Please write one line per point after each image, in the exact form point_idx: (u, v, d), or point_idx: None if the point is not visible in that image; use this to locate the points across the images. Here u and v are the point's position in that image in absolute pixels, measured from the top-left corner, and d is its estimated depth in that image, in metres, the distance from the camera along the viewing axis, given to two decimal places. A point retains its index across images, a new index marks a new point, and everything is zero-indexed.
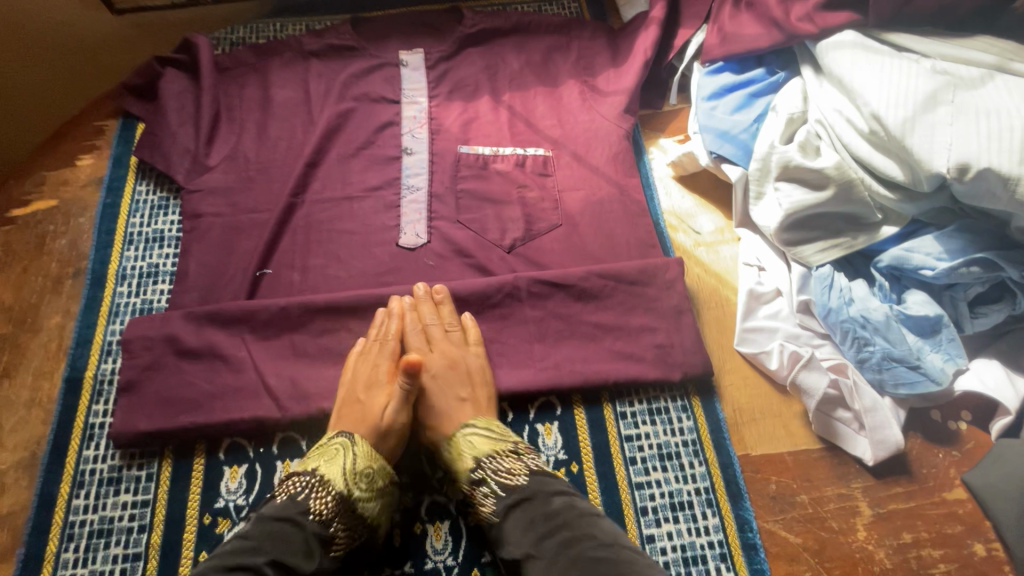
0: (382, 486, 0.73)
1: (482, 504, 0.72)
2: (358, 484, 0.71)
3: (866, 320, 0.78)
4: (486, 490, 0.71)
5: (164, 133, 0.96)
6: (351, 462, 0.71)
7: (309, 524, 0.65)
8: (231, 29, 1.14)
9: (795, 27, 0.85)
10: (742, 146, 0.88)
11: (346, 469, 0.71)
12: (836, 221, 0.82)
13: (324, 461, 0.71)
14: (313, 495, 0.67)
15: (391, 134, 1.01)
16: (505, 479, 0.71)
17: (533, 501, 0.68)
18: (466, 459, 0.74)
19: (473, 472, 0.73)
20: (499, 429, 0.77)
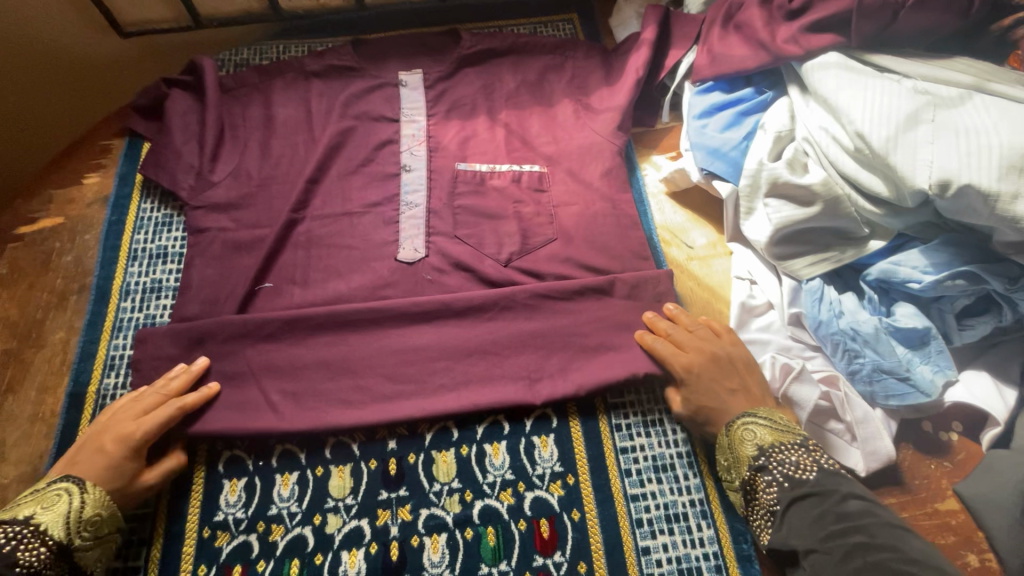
0: (109, 531, 0.72)
1: (762, 492, 0.73)
2: (80, 532, 0.69)
3: (855, 332, 0.79)
4: (770, 480, 0.72)
5: (168, 151, 0.98)
6: (75, 512, 0.69)
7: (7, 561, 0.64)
8: (235, 51, 1.17)
9: (782, 48, 0.87)
10: (732, 163, 0.91)
11: (67, 515, 0.69)
12: (825, 235, 0.84)
13: (45, 509, 0.69)
14: (21, 546, 0.66)
15: (390, 151, 1.04)
16: (792, 472, 0.71)
17: (812, 498, 0.69)
18: (748, 448, 0.75)
19: (760, 458, 0.73)
20: (781, 419, 0.76)
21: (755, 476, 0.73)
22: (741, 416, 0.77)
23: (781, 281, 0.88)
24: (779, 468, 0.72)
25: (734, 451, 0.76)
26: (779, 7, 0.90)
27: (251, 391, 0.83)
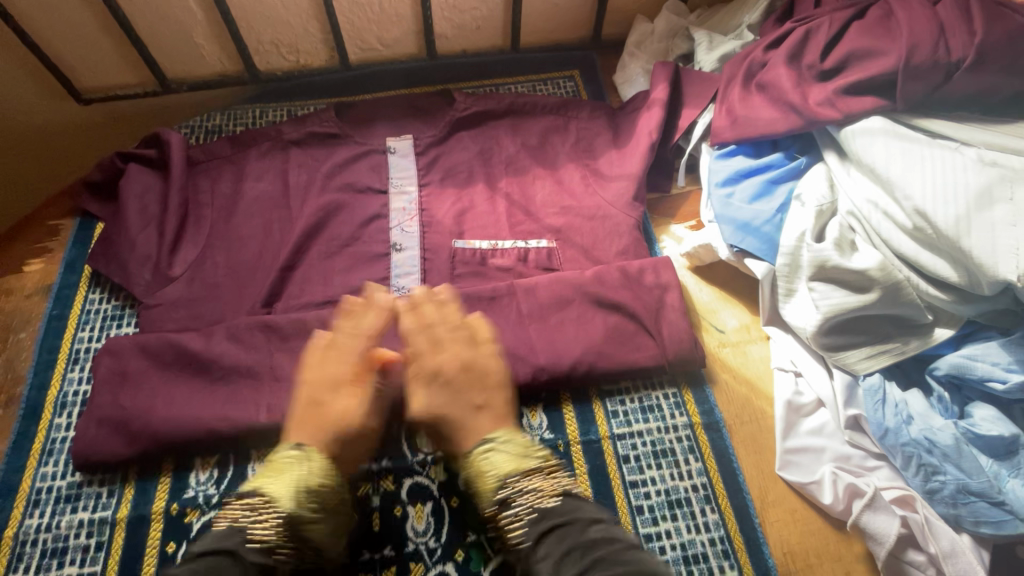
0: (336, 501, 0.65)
1: (508, 528, 0.61)
2: None
3: (931, 444, 0.67)
4: (514, 511, 0.62)
5: (123, 239, 0.87)
6: (304, 478, 0.63)
7: None
8: (207, 116, 1.07)
9: (815, 113, 0.77)
10: (766, 239, 0.80)
11: (298, 482, 0.63)
12: (882, 324, 0.73)
13: (273, 476, 0.64)
14: (254, 522, 0.59)
15: (378, 228, 0.93)
16: (535, 500, 0.62)
17: (578, 530, 0.58)
18: (490, 479, 0.64)
19: (505, 483, 0.63)
20: (524, 442, 0.67)
21: (497, 509, 0.62)
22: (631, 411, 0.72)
23: (832, 375, 0.76)
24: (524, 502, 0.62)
25: (476, 461, 0.66)
26: (809, 67, 0.80)
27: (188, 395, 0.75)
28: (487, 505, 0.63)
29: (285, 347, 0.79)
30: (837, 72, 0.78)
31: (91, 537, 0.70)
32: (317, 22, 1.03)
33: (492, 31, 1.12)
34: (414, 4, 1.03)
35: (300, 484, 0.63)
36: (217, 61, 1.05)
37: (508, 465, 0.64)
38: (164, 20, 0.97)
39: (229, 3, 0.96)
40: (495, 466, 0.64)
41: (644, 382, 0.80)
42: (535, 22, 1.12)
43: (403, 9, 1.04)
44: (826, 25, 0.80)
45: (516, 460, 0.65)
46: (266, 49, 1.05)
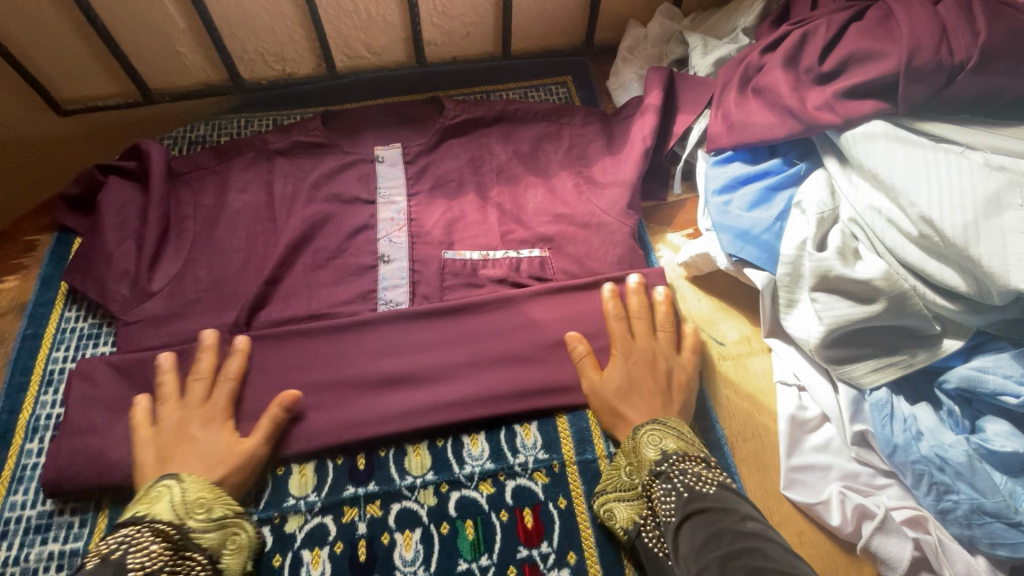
0: (225, 513, 0.65)
1: (659, 503, 0.65)
2: (191, 515, 0.63)
3: (943, 462, 0.64)
4: (665, 489, 0.65)
5: (100, 255, 0.83)
6: (179, 497, 0.63)
7: None
8: (190, 127, 1.04)
9: (814, 117, 0.75)
10: (766, 248, 0.77)
11: (175, 506, 0.63)
12: (889, 336, 0.70)
13: (144, 505, 0.63)
14: (130, 548, 0.58)
15: (365, 239, 0.90)
16: (692, 483, 0.64)
17: (709, 513, 0.59)
18: (649, 452, 0.69)
19: (661, 465, 0.67)
20: (687, 433, 0.70)
21: (652, 483, 0.66)
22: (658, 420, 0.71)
23: (836, 389, 0.73)
24: (142, 550, 0.58)
25: (630, 450, 0.70)
26: (807, 70, 0.77)
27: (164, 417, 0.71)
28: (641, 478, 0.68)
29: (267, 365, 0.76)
30: (835, 75, 0.76)
31: (61, 570, 0.67)
32: (303, 29, 1.00)
33: (483, 37, 1.09)
34: (401, 11, 1.01)
35: (171, 509, 0.63)
36: (201, 70, 1.03)
37: (650, 451, 0.69)
38: (145, 29, 0.94)
39: (211, 11, 0.94)
40: (155, 504, 0.63)
41: None
42: (526, 28, 1.09)
43: (391, 16, 1.02)
44: (824, 27, 0.78)
45: (654, 443, 0.69)
46: (250, 58, 1.03)
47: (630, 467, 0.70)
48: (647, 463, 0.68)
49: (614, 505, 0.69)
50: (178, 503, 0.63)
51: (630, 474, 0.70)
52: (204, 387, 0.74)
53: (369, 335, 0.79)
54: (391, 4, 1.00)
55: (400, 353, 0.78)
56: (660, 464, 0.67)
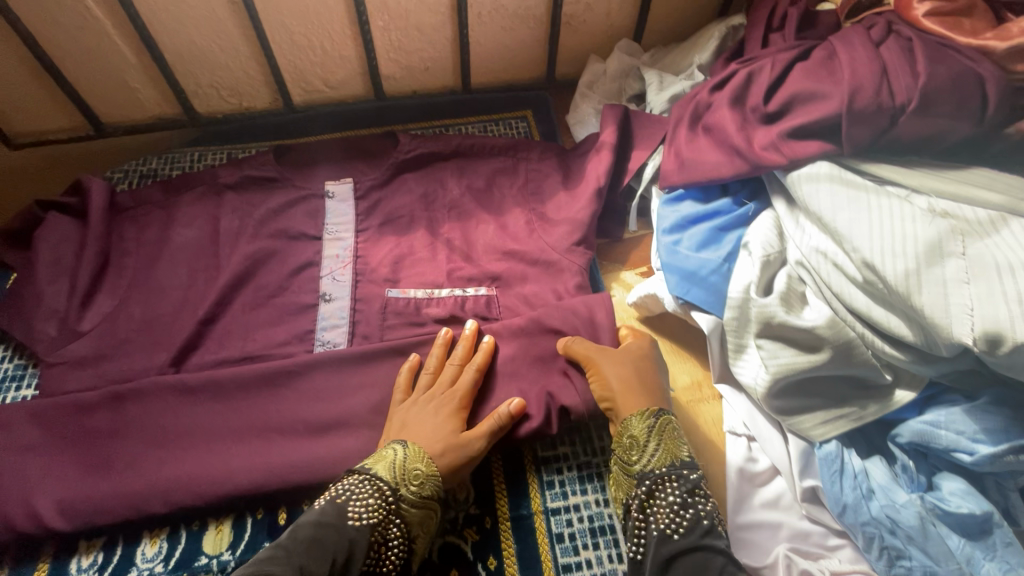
0: (433, 492, 0.67)
1: (663, 501, 0.65)
2: (408, 483, 0.67)
3: (894, 524, 0.61)
4: (673, 498, 0.65)
5: (29, 293, 0.81)
6: (408, 459, 0.68)
7: (349, 529, 0.62)
8: (142, 160, 1.03)
9: (759, 157, 0.73)
10: (713, 290, 0.74)
11: (394, 464, 0.67)
12: (838, 385, 0.66)
13: (372, 458, 0.68)
14: (355, 496, 0.64)
15: (309, 277, 0.88)
16: (707, 505, 0.65)
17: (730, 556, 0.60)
18: (679, 447, 0.69)
19: (686, 471, 0.66)
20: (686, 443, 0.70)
21: (667, 482, 0.66)
22: (667, 413, 0.71)
23: (787, 440, 0.69)
24: (356, 495, 0.65)
25: (642, 434, 0.69)
26: (753, 109, 0.75)
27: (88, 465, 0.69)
28: (661, 467, 0.67)
29: (193, 411, 0.73)
30: (781, 114, 0.74)
31: None
32: (258, 64, 1.00)
33: (443, 71, 1.09)
34: (357, 46, 1.01)
35: (396, 463, 0.67)
36: (154, 104, 1.02)
37: (679, 449, 0.69)
38: (94, 64, 0.94)
39: (161, 46, 0.94)
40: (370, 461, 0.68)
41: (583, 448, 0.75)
42: (486, 63, 1.09)
43: (347, 51, 1.01)
44: (769, 65, 0.76)
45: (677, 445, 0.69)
46: (205, 92, 1.02)
47: (633, 450, 0.69)
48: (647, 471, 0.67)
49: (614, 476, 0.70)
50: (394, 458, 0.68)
51: (634, 459, 0.68)
52: (433, 375, 0.75)
53: (302, 379, 0.75)
54: (346, 40, 0.99)
55: (333, 398, 0.75)
56: (686, 472, 0.67)
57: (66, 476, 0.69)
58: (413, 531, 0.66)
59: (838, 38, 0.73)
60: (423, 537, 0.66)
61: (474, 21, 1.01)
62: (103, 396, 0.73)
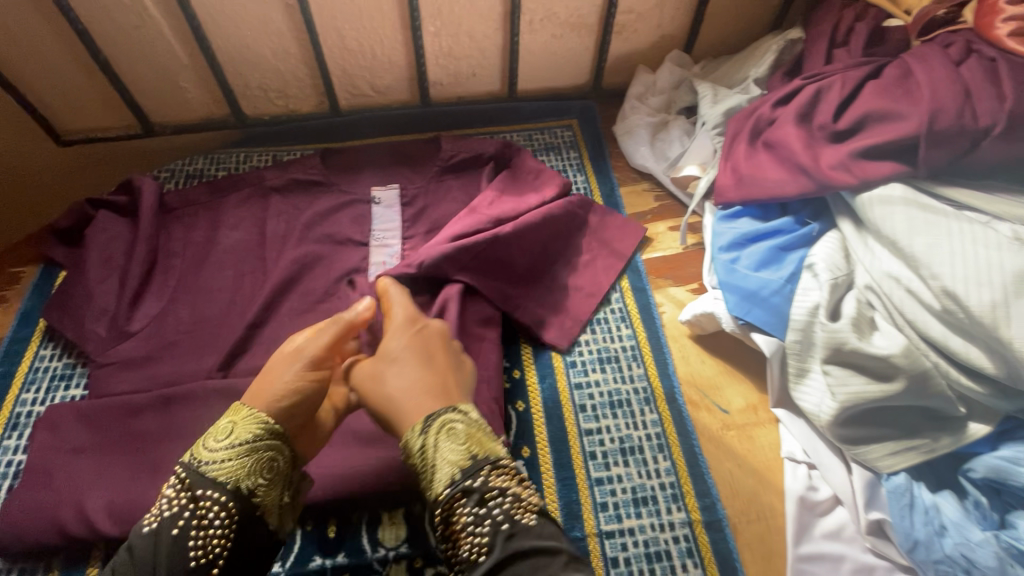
0: (251, 437, 0.55)
1: (461, 518, 0.50)
2: (202, 450, 0.55)
3: (969, 564, 0.58)
4: (471, 507, 0.50)
5: (80, 291, 0.81)
6: (222, 429, 0.56)
7: (145, 539, 0.50)
8: (188, 160, 1.03)
9: (827, 176, 0.71)
10: (775, 312, 0.72)
11: (200, 443, 0.56)
12: (908, 415, 0.64)
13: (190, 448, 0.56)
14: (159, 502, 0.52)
15: (356, 283, 0.87)
16: (510, 508, 0.50)
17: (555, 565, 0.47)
18: (447, 454, 0.53)
19: (462, 481, 0.51)
20: (487, 434, 0.55)
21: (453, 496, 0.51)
22: (453, 414, 0.55)
23: (850, 469, 0.67)
24: (158, 503, 0.52)
25: (428, 445, 0.53)
26: (821, 127, 0.74)
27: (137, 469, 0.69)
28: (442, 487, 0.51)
29: None
30: (851, 133, 0.72)
31: None
32: (307, 68, 1.00)
33: (489, 77, 1.08)
34: (407, 52, 1.00)
35: (227, 445, 0.54)
36: (203, 104, 1.02)
37: (488, 448, 0.54)
38: (148, 63, 0.94)
39: (215, 47, 0.94)
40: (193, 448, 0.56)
41: (637, 469, 0.71)
42: (532, 70, 1.08)
43: (397, 56, 1.01)
44: (839, 83, 0.74)
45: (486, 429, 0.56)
46: (253, 94, 1.02)
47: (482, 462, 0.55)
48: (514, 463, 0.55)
49: (444, 461, 0.52)
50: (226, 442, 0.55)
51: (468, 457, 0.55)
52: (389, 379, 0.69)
53: None
54: (397, 45, 0.99)
55: None
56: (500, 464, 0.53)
57: (115, 479, 0.68)
58: (243, 488, 0.53)
59: (912, 56, 0.71)
60: (263, 485, 0.54)
61: (525, 28, 1.00)
62: (153, 399, 0.73)
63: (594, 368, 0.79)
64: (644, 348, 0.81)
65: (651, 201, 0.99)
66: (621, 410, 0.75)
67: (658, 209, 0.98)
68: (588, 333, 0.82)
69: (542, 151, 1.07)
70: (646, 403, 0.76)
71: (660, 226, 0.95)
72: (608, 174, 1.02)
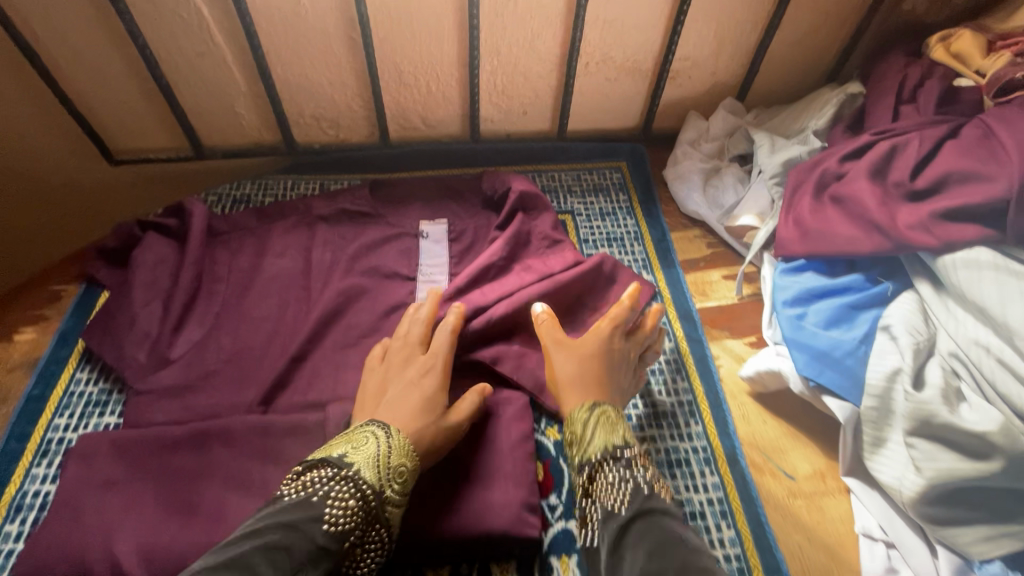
0: (410, 486, 0.62)
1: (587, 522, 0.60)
2: (388, 480, 0.60)
3: None
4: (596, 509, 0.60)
5: (122, 314, 0.79)
6: (383, 453, 0.61)
7: (322, 537, 0.53)
8: (236, 184, 1.02)
9: (905, 236, 0.68)
10: (850, 375, 0.68)
11: (377, 458, 0.60)
12: (1002, 497, 0.59)
13: (353, 449, 0.61)
14: (329, 495, 0.56)
15: (401, 319, 0.85)
16: (610, 505, 0.59)
17: (665, 519, 0.55)
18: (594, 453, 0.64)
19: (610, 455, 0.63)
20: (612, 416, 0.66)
21: (603, 465, 0.62)
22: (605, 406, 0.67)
23: (935, 553, 0.62)
24: (333, 502, 0.56)
25: (581, 429, 0.66)
26: (896, 184, 0.72)
27: (170, 510, 0.65)
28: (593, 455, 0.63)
29: (282, 457, 0.69)
30: (929, 193, 0.70)
31: None
32: (361, 99, 1.00)
33: (540, 117, 1.08)
34: (461, 88, 1.01)
35: (389, 479, 0.60)
36: (255, 130, 1.03)
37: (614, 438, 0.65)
38: (208, 88, 0.95)
39: (274, 76, 0.95)
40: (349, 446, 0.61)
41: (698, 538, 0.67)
42: (583, 112, 1.08)
43: (451, 93, 1.01)
44: (916, 140, 0.72)
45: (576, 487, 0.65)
46: (306, 123, 1.03)
47: (574, 448, 0.66)
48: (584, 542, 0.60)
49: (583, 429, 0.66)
50: (389, 472, 0.60)
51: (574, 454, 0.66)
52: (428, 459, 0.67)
53: None
54: (452, 81, 0.99)
55: None
56: (591, 509, 0.61)
57: (147, 518, 0.64)
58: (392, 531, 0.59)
59: (993, 116, 0.69)
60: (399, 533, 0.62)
61: (581, 71, 1.00)
62: (190, 433, 0.70)
63: (649, 422, 0.75)
64: (702, 405, 0.77)
65: (703, 248, 0.97)
66: (680, 469, 0.71)
67: (710, 256, 0.95)
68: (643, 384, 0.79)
69: (590, 193, 1.04)
70: (706, 464, 0.72)
71: (713, 274, 0.93)
72: (658, 218, 1.00)
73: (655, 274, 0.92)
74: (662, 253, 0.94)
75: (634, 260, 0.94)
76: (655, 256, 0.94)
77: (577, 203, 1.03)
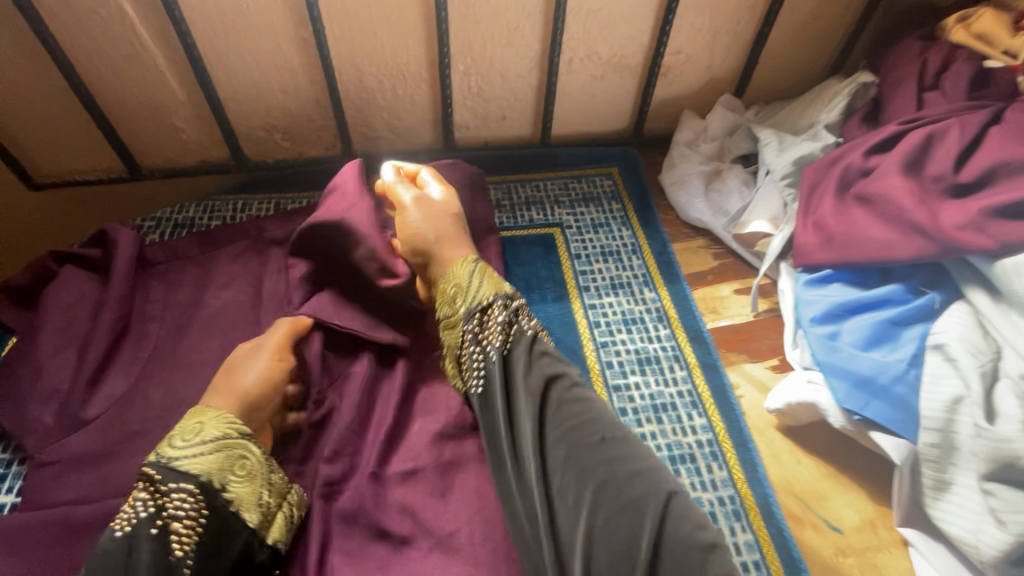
0: (222, 435, 0.54)
1: (488, 323, 0.59)
2: (184, 452, 0.52)
3: None
4: (475, 356, 0.58)
5: (26, 366, 0.66)
6: (202, 434, 0.53)
7: (144, 558, 0.45)
8: (178, 207, 0.90)
9: (955, 239, 0.58)
10: (902, 405, 0.57)
11: (209, 445, 0.53)
12: None
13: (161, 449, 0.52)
14: (151, 511, 0.48)
15: None
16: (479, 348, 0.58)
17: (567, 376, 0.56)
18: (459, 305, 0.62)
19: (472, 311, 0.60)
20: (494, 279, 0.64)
21: (493, 312, 0.60)
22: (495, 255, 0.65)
23: None
24: (154, 513, 0.48)
25: (466, 282, 0.63)
26: (936, 178, 0.62)
27: None
28: (481, 302, 0.61)
29: None
30: (976, 187, 0.60)
31: None
32: (319, 106, 0.89)
33: (521, 121, 0.98)
34: (431, 90, 0.90)
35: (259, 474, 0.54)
36: (199, 145, 0.91)
37: (502, 287, 0.63)
38: (138, 98, 0.83)
39: (215, 83, 0.83)
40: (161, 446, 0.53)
41: None
42: (568, 114, 0.98)
43: (420, 96, 0.90)
44: (956, 127, 0.63)
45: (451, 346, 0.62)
46: (256, 134, 0.91)
47: (456, 298, 0.62)
48: (467, 387, 0.58)
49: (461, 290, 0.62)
50: (251, 472, 0.54)
51: (458, 304, 0.61)
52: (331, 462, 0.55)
53: (361, 496, 0.58)
54: (421, 83, 0.88)
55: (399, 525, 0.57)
56: (474, 355, 0.58)
57: None
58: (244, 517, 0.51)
59: None
60: (268, 506, 0.53)
61: (563, 68, 0.90)
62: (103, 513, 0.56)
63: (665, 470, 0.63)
64: (725, 445, 0.65)
65: (710, 259, 0.86)
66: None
67: (719, 268, 0.85)
68: (654, 423, 0.67)
69: (580, 202, 0.94)
70: (736, 519, 0.60)
71: (724, 288, 0.82)
72: (656, 227, 0.89)
73: (658, 291, 0.81)
74: (665, 267, 0.84)
75: (634, 276, 0.83)
76: (657, 270, 0.83)
77: (566, 215, 0.92)
